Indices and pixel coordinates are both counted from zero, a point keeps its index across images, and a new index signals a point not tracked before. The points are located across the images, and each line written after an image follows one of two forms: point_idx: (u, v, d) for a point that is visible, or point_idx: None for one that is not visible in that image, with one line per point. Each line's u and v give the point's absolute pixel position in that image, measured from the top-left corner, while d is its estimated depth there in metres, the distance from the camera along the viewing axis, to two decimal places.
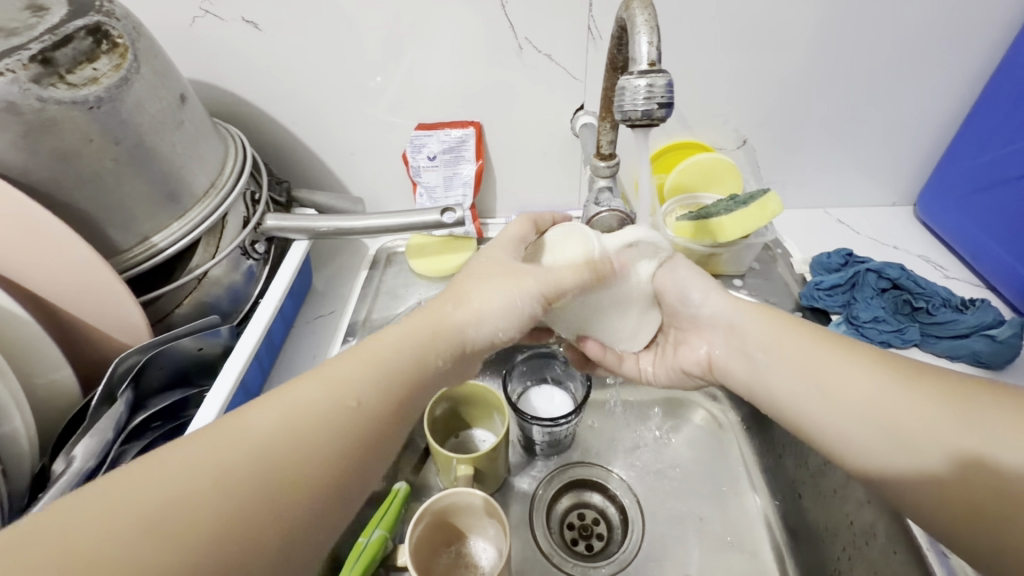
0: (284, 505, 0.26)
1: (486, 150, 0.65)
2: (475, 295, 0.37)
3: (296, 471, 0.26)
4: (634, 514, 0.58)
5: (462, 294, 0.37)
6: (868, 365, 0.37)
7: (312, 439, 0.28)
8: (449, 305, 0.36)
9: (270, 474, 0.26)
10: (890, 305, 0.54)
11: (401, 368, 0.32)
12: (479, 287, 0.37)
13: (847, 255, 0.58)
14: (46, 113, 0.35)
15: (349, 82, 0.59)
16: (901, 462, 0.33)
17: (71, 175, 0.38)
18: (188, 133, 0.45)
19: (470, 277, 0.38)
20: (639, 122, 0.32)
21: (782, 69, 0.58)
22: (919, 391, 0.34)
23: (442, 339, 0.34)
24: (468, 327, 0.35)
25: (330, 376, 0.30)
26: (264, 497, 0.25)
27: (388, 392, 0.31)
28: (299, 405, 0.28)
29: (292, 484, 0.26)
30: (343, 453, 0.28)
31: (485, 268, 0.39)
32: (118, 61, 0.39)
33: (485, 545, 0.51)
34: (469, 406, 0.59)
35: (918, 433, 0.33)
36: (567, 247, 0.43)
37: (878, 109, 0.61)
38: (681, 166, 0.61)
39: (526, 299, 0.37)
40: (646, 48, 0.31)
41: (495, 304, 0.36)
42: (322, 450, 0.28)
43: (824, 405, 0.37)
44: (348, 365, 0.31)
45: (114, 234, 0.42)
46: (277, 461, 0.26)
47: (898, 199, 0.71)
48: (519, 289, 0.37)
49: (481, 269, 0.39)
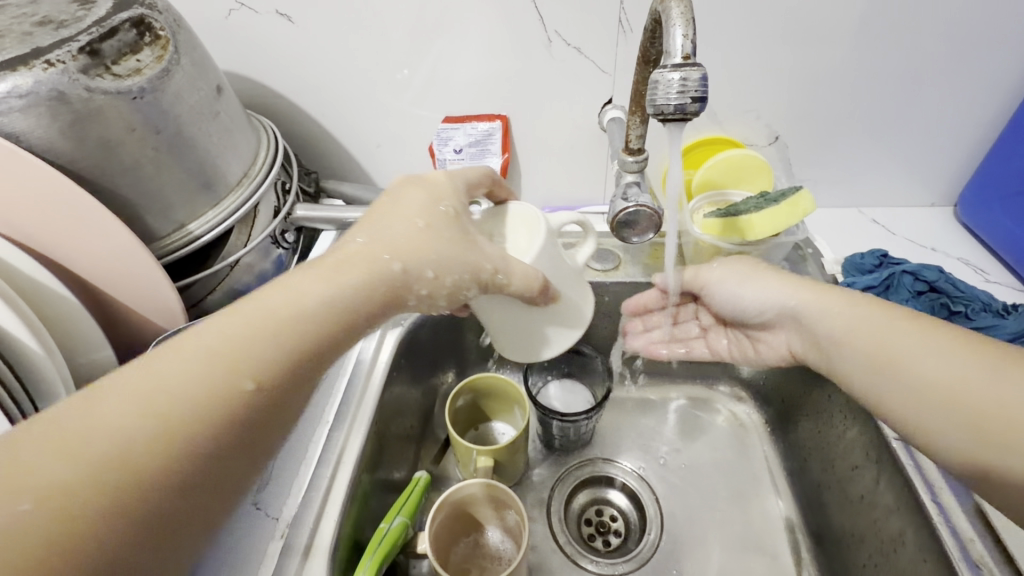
0: (176, 469, 0.25)
1: (512, 144, 0.65)
2: (407, 254, 0.35)
3: (172, 451, 0.25)
4: (652, 513, 0.58)
5: (400, 249, 0.35)
6: (950, 345, 0.36)
7: (196, 416, 0.26)
8: (370, 249, 0.34)
9: (159, 437, 0.25)
10: (928, 308, 0.52)
11: (317, 336, 0.31)
12: (418, 242, 0.35)
13: (881, 257, 0.57)
14: (93, 103, 0.37)
15: (379, 74, 0.59)
16: (968, 445, 0.34)
17: (114, 164, 0.40)
18: (223, 124, 0.47)
19: (384, 214, 0.36)
20: (671, 116, 0.32)
21: (817, 63, 0.56)
22: (1013, 375, 0.33)
23: (359, 284, 0.33)
24: (393, 274, 0.34)
25: (227, 331, 0.29)
26: (153, 463, 0.24)
27: (294, 362, 0.30)
28: (184, 382, 0.26)
29: (185, 445, 0.25)
30: (252, 409, 0.28)
31: (428, 217, 0.36)
32: (160, 52, 0.40)
33: (502, 536, 0.52)
34: (490, 399, 0.59)
35: (989, 419, 0.33)
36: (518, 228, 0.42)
37: (919, 105, 0.59)
38: (710, 162, 0.60)
39: (463, 259, 0.37)
40: (681, 42, 0.31)
41: (436, 261, 0.35)
42: (219, 411, 0.27)
43: (897, 383, 0.38)
44: (245, 319, 0.29)
45: (153, 221, 0.43)
46: (168, 425, 0.25)
47: (938, 200, 0.68)
48: (453, 245, 0.36)
49: (424, 221, 0.36)
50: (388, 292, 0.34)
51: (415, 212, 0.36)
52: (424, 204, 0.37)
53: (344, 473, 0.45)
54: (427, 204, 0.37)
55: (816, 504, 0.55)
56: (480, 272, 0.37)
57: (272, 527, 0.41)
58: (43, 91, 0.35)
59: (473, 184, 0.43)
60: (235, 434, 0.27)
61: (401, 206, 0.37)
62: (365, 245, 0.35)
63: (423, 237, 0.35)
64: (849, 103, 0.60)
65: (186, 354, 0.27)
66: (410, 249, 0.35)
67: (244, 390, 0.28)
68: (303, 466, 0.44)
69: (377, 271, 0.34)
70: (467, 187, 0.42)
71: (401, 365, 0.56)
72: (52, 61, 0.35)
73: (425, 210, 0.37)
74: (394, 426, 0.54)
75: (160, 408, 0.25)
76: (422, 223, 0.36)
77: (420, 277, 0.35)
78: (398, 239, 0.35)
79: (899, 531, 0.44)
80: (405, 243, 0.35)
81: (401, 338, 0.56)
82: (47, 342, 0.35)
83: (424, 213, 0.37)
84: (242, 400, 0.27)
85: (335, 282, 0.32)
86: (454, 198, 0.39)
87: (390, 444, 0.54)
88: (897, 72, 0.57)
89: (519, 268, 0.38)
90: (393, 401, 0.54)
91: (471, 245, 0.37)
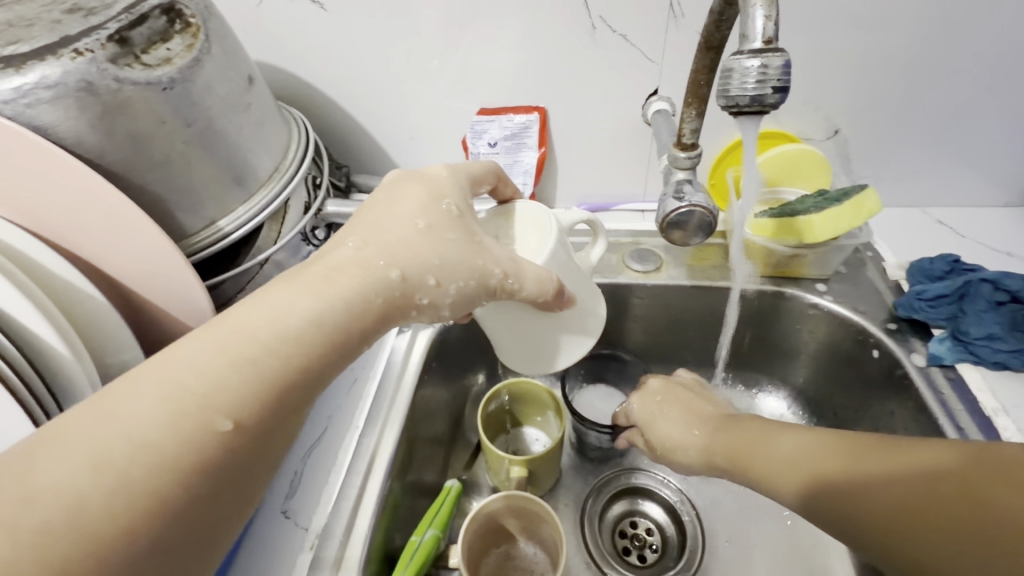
0: (142, 527, 0.21)
1: (549, 137, 0.61)
2: (406, 259, 0.32)
3: (135, 500, 0.21)
4: (693, 529, 0.55)
5: (399, 254, 0.32)
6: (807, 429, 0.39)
7: (162, 459, 0.22)
8: (374, 260, 0.31)
9: (125, 489, 0.21)
10: (1007, 321, 0.46)
11: (311, 352, 0.28)
12: (415, 244, 0.33)
13: (953, 262, 0.51)
14: (122, 94, 0.35)
15: (412, 64, 0.57)
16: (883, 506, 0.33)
17: (144, 157, 0.38)
18: (254, 116, 0.45)
19: (378, 219, 0.33)
20: (746, 109, 0.28)
21: (887, 50, 0.52)
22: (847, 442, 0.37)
23: (360, 306, 0.30)
24: (407, 293, 0.32)
25: (209, 358, 0.25)
26: (118, 523, 0.21)
27: (278, 389, 0.27)
28: (144, 423, 0.23)
29: (156, 496, 0.22)
30: (237, 447, 0.25)
31: (429, 216, 0.34)
32: (190, 41, 0.39)
33: (535, 550, 0.49)
34: (522, 404, 0.57)
35: (862, 470, 0.35)
36: (527, 231, 0.39)
37: (997, 95, 0.54)
38: (763, 157, 0.56)
39: (472, 265, 0.34)
40: (762, 23, 0.27)
41: (439, 266, 0.33)
42: (200, 452, 0.24)
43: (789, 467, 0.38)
44: (228, 342, 0.26)
45: (183, 218, 0.42)
46: (141, 474, 0.22)
47: (1011, 199, 0.63)
48: (466, 255, 0.34)
49: (420, 221, 0.34)
50: (387, 303, 0.31)
51: (416, 211, 0.34)
52: (425, 202, 0.35)
53: (375, 481, 0.43)
54: (425, 201, 0.35)
55: None
56: (488, 278, 0.34)
57: (302, 538, 0.39)
58: (72, 82, 0.33)
59: (477, 177, 0.40)
60: (211, 477, 0.24)
61: (397, 205, 0.35)
62: (358, 250, 0.32)
63: (421, 238, 0.33)
64: (919, 94, 0.55)
65: (140, 389, 0.24)
66: (407, 253, 0.32)
67: (221, 428, 0.24)
68: (333, 474, 0.43)
69: (374, 277, 0.31)
70: (471, 181, 0.39)
71: (433, 366, 0.54)
72: (80, 50, 0.34)
73: (423, 210, 0.34)
74: (424, 431, 0.53)
75: (111, 449, 0.22)
76: (422, 223, 0.34)
77: (420, 285, 0.32)
78: (395, 242, 0.32)
79: None
80: (405, 246, 0.33)
81: (434, 339, 0.54)
82: (74, 345, 0.34)
83: (421, 212, 0.34)
84: (221, 440, 0.24)
85: (327, 292, 0.29)
86: (457, 193, 0.36)
87: (421, 450, 0.52)
88: (976, 59, 0.52)
89: (530, 270, 0.35)
90: (425, 405, 0.53)
91: (477, 247, 0.35)
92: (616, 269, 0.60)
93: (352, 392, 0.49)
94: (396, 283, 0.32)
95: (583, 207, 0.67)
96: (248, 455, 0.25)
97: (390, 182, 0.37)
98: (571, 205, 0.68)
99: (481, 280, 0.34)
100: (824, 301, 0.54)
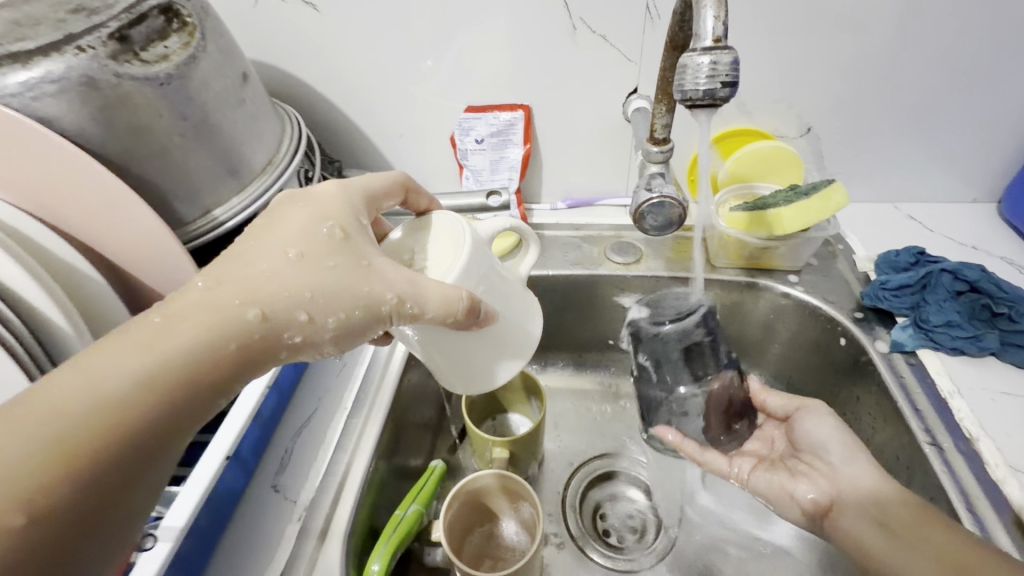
0: None
1: (534, 134, 0.64)
2: (269, 297, 0.30)
3: None
4: (669, 510, 0.57)
5: (259, 291, 0.29)
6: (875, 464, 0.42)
7: None
8: (228, 305, 0.29)
9: None
10: (967, 309, 0.49)
11: (152, 400, 0.26)
12: (284, 279, 0.30)
13: (918, 254, 0.54)
14: (121, 88, 0.37)
15: (400, 62, 0.59)
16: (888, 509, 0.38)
17: (142, 149, 0.40)
18: (248, 111, 0.47)
19: (243, 262, 0.31)
20: (700, 102, 0.30)
21: (854, 51, 0.54)
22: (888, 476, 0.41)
23: (216, 356, 0.28)
24: (275, 333, 0.30)
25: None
26: None
27: (108, 459, 0.24)
28: None
29: None
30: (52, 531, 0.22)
31: (304, 244, 0.31)
32: (187, 39, 0.41)
33: (517, 529, 0.52)
34: (506, 391, 0.59)
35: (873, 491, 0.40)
36: (438, 247, 0.36)
37: (962, 95, 0.57)
38: (738, 154, 0.58)
39: (353, 298, 0.31)
40: (712, 24, 0.30)
41: (312, 301, 0.30)
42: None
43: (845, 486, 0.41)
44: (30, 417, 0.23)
45: (180, 207, 0.44)
46: None
47: (979, 196, 0.65)
48: (339, 284, 0.31)
49: (291, 251, 0.31)
50: (244, 349, 0.29)
51: (291, 239, 0.32)
52: (305, 227, 0.32)
53: (361, 459, 0.45)
54: (306, 226, 0.32)
55: None
56: (381, 305, 0.31)
57: (290, 510, 0.41)
58: (74, 77, 0.36)
59: (379, 196, 0.38)
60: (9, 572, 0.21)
61: (274, 234, 0.32)
62: (209, 290, 0.29)
63: (293, 270, 0.30)
64: (887, 93, 0.57)
65: None
66: (271, 291, 0.30)
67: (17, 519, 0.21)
68: (321, 451, 0.45)
69: (232, 320, 0.28)
70: (367, 199, 0.37)
71: None
72: (83, 47, 0.36)
73: (300, 238, 0.32)
74: (412, 415, 0.55)
75: None
76: (294, 253, 0.31)
77: (289, 323, 0.30)
78: (255, 278, 0.30)
79: None
80: (270, 280, 0.30)
81: None
82: (76, 322, 0.36)
83: (297, 241, 0.32)
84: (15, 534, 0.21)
85: (165, 340, 0.27)
86: (345, 214, 0.34)
87: (408, 433, 0.54)
88: (940, 60, 0.55)
89: (432, 289, 0.31)
90: (412, 390, 0.55)
91: (366, 270, 0.32)
92: (596, 260, 0.63)
93: (341, 375, 0.51)
94: (254, 326, 0.29)
95: (568, 202, 0.69)
96: (100, 506, 0.24)
97: (270, 212, 0.34)
98: (556, 201, 0.70)
99: (370, 312, 0.31)
100: (796, 291, 0.56)
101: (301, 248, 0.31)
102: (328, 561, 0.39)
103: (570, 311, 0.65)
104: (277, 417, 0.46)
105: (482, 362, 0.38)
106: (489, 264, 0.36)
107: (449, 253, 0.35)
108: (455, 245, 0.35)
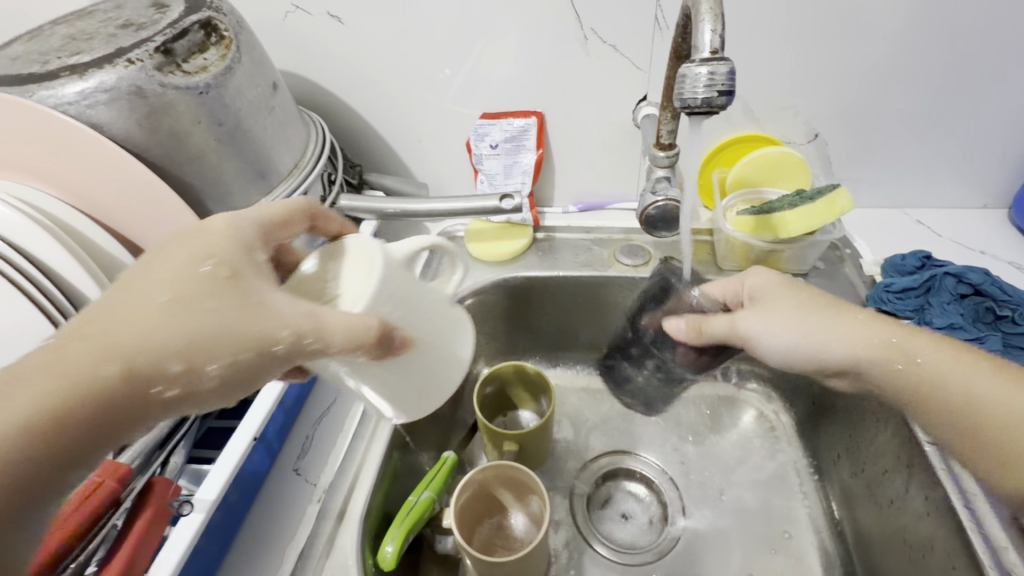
0: None
1: (547, 140, 0.66)
2: (136, 351, 0.29)
3: None
4: (675, 506, 0.59)
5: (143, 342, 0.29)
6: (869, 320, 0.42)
7: None
8: (96, 355, 0.28)
9: None
10: (971, 312, 0.49)
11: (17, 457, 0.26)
12: (171, 331, 0.30)
13: (923, 258, 0.54)
14: (165, 97, 0.41)
15: (419, 71, 0.62)
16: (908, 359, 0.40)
17: (181, 153, 0.43)
18: (277, 118, 0.50)
19: (115, 306, 0.30)
20: (698, 110, 0.32)
21: (859, 59, 0.56)
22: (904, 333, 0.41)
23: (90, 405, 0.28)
24: (151, 383, 0.29)
25: None
26: None
27: None
28: None
29: None
30: None
31: (177, 287, 0.30)
32: (224, 51, 0.44)
33: (525, 521, 0.53)
34: (517, 388, 0.61)
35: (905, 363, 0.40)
36: (351, 276, 0.32)
37: (969, 101, 0.57)
38: (746, 159, 0.60)
39: (238, 347, 0.30)
40: (709, 36, 0.32)
41: (188, 348, 0.30)
42: None
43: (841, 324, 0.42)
44: None
45: (212, 206, 0.47)
46: None
47: (990, 201, 0.65)
48: (212, 330, 0.30)
49: (175, 299, 0.30)
50: (110, 404, 0.28)
51: (162, 285, 0.30)
52: (182, 268, 0.31)
53: (376, 446, 0.47)
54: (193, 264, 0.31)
55: (847, 507, 0.53)
56: (274, 343, 0.30)
57: (311, 492, 0.44)
58: (124, 86, 0.39)
59: (276, 226, 0.37)
60: None
61: (155, 279, 0.31)
62: (71, 342, 0.28)
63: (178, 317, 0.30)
64: (894, 100, 0.58)
65: None
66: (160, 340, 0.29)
67: None
68: (339, 439, 0.48)
69: (96, 373, 0.28)
70: (262, 231, 0.36)
71: None
72: (133, 59, 0.39)
73: (182, 285, 0.30)
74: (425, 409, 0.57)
75: None
76: (168, 297, 0.30)
77: (162, 372, 0.30)
78: (121, 335, 0.29)
79: (929, 534, 0.43)
80: (156, 331, 0.29)
81: None
82: None
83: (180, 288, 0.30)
84: None
85: (14, 401, 0.26)
86: (230, 254, 0.32)
87: (421, 426, 0.56)
88: (947, 68, 0.56)
89: (336, 323, 0.29)
90: None
91: (254, 310, 0.31)
92: (606, 262, 0.64)
93: None
94: (124, 378, 0.29)
95: (579, 206, 0.71)
96: None
97: (152, 246, 0.32)
98: (568, 204, 0.72)
99: (251, 358, 0.31)
100: None
101: (173, 292, 0.30)
102: (345, 541, 0.41)
103: (579, 311, 0.66)
104: (299, 406, 0.49)
105: (394, 394, 0.37)
106: (410, 291, 0.34)
107: (359, 286, 0.32)
108: (368, 275, 0.32)
